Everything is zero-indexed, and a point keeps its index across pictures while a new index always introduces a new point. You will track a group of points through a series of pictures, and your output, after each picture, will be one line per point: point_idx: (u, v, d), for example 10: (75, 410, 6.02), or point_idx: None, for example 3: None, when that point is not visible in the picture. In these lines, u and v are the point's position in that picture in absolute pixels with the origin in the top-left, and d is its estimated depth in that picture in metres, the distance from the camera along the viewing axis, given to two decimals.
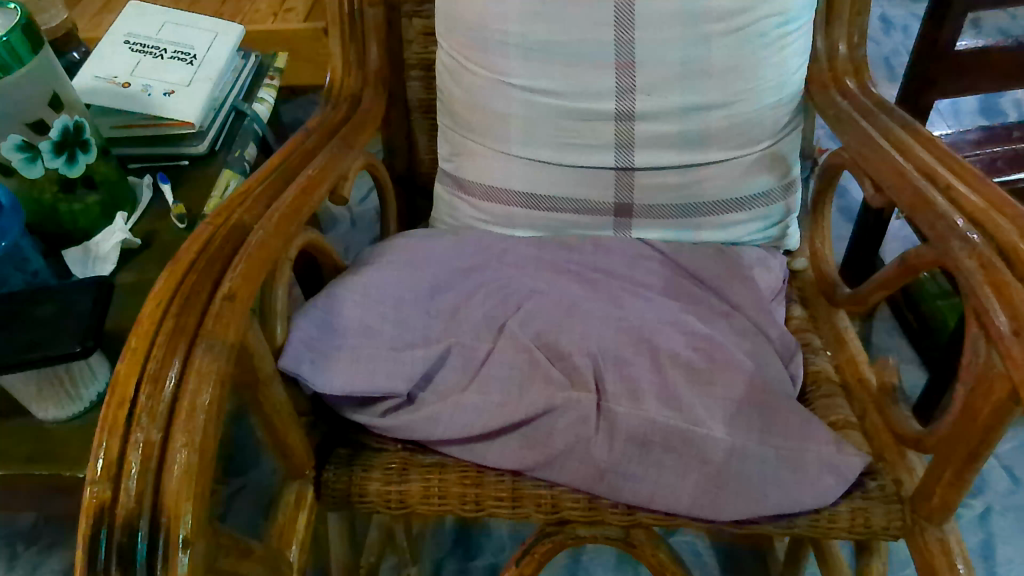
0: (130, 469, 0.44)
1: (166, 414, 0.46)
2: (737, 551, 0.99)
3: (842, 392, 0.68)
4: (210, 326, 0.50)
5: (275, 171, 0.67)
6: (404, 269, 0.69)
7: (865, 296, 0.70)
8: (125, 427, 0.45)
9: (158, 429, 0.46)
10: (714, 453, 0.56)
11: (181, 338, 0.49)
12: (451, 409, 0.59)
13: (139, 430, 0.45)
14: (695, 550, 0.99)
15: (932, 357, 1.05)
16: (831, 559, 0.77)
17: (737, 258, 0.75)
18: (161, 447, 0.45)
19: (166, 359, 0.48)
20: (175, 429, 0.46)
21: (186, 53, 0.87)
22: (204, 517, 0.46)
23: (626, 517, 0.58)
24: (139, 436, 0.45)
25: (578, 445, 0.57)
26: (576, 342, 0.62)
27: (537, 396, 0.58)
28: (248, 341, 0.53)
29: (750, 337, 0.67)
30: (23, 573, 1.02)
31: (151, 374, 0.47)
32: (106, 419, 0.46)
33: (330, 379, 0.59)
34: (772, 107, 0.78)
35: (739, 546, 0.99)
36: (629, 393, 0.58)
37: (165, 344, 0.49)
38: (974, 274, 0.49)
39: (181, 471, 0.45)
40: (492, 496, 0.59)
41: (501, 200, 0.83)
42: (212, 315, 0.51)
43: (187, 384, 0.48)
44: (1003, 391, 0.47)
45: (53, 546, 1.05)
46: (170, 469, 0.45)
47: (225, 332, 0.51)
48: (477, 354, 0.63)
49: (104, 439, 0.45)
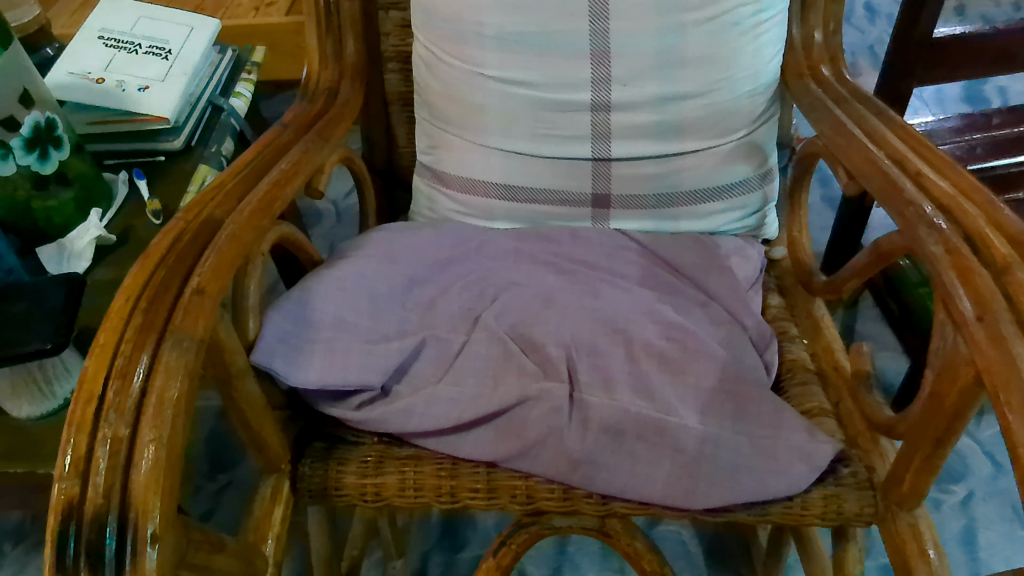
0: (98, 465, 0.44)
1: (134, 409, 0.46)
2: (722, 540, 0.99)
3: (818, 379, 0.69)
4: (180, 320, 0.50)
5: (249, 165, 0.67)
6: (380, 262, 0.68)
7: (840, 284, 0.70)
8: (93, 424, 0.45)
9: (126, 425, 0.45)
10: (686, 441, 0.56)
11: (150, 333, 0.49)
12: (425, 401, 0.59)
13: (107, 426, 0.45)
14: (679, 539, 0.99)
15: (914, 344, 1.06)
16: (810, 546, 0.77)
17: (714, 248, 0.75)
18: (129, 442, 0.45)
19: (134, 354, 0.48)
20: (143, 423, 0.46)
21: (161, 48, 0.87)
22: (173, 512, 0.46)
23: (600, 507, 0.58)
24: (107, 431, 0.45)
25: (553, 435, 0.57)
26: (552, 333, 0.62)
27: (511, 387, 0.58)
28: (218, 335, 0.53)
29: (725, 326, 0.67)
30: (10, 571, 1.02)
31: (119, 370, 0.47)
32: (74, 417, 0.46)
33: (304, 372, 0.59)
34: (747, 96, 0.78)
35: (724, 535, 1.00)
36: (603, 383, 0.59)
37: (133, 340, 0.48)
38: (941, 259, 0.50)
39: (150, 467, 0.45)
40: (468, 488, 0.59)
41: (479, 192, 0.83)
42: (181, 309, 0.51)
43: (155, 379, 0.47)
44: (969, 376, 0.47)
45: (40, 545, 1.05)
46: (138, 465, 0.44)
47: (194, 326, 0.50)
48: (452, 346, 0.63)
49: (71, 436, 0.45)
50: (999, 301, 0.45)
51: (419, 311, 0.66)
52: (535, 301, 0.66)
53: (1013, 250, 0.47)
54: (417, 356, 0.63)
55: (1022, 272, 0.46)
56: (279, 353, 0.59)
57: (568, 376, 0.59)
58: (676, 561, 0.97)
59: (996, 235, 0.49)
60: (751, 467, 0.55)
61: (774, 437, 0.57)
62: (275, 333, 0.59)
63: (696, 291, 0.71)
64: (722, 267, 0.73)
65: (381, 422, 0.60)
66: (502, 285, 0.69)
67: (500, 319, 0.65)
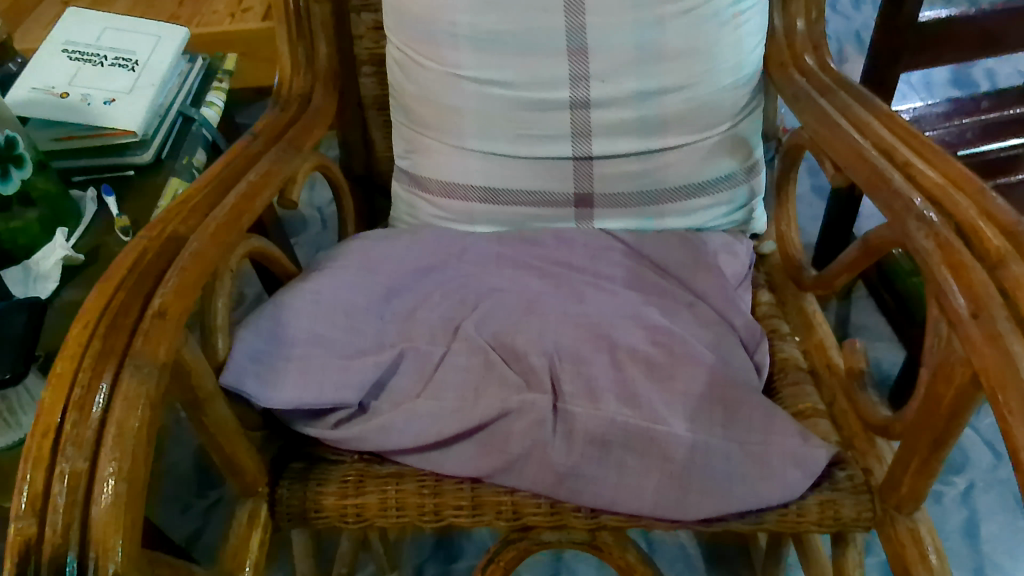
0: (56, 501, 0.41)
1: (94, 440, 0.44)
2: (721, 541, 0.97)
3: (811, 378, 0.67)
4: (141, 344, 0.48)
5: (216, 178, 0.65)
6: (357, 273, 0.66)
7: (831, 279, 0.68)
8: (50, 458, 0.43)
9: (85, 457, 0.43)
10: (675, 449, 0.54)
11: (109, 360, 0.47)
12: (404, 417, 0.57)
13: (65, 460, 0.42)
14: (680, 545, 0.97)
15: (908, 336, 1.04)
16: (809, 548, 0.76)
17: (701, 245, 0.73)
18: (89, 476, 0.43)
19: (93, 382, 0.46)
20: (103, 455, 0.43)
21: (127, 60, 0.85)
22: (137, 549, 0.43)
23: (589, 521, 0.56)
24: (65, 465, 0.42)
25: (538, 448, 0.55)
26: (534, 342, 0.60)
27: (493, 400, 0.56)
28: (183, 358, 0.51)
29: (713, 327, 0.65)
30: None
31: (77, 401, 0.45)
32: (30, 451, 0.43)
33: (277, 393, 0.57)
34: (729, 89, 0.76)
35: (726, 541, 0.97)
36: (587, 392, 0.56)
37: (92, 367, 0.46)
38: (931, 254, 0.48)
39: (110, 503, 0.42)
40: (452, 506, 0.57)
41: (460, 196, 0.81)
42: (141, 334, 0.49)
43: (116, 407, 0.45)
44: (965, 376, 0.45)
45: None
46: (98, 500, 0.42)
47: (155, 350, 0.48)
48: (431, 359, 0.61)
49: (27, 472, 0.42)
50: (995, 298, 0.43)
51: (397, 323, 0.64)
52: (516, 309, 0.64)
53: (1007, 242, 0.45)
54: (395, 369, 0.60)
55: (1017, 265, 0.44)
56: (251, 372, 0.56)
57: (553, 386, 0.57)
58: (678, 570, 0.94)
59: (989, 226, 0.47)
60: (742, 473, 0.54)
61: (766, 442, 0.55)
62: (247, 351, 0.57)
63: (683, 291, 0.69)
64: (708, 266, 0.71)
65: (359, 439, 0.57)
66: (482, 293, 0.67)
67: (480, 328, 0.63)
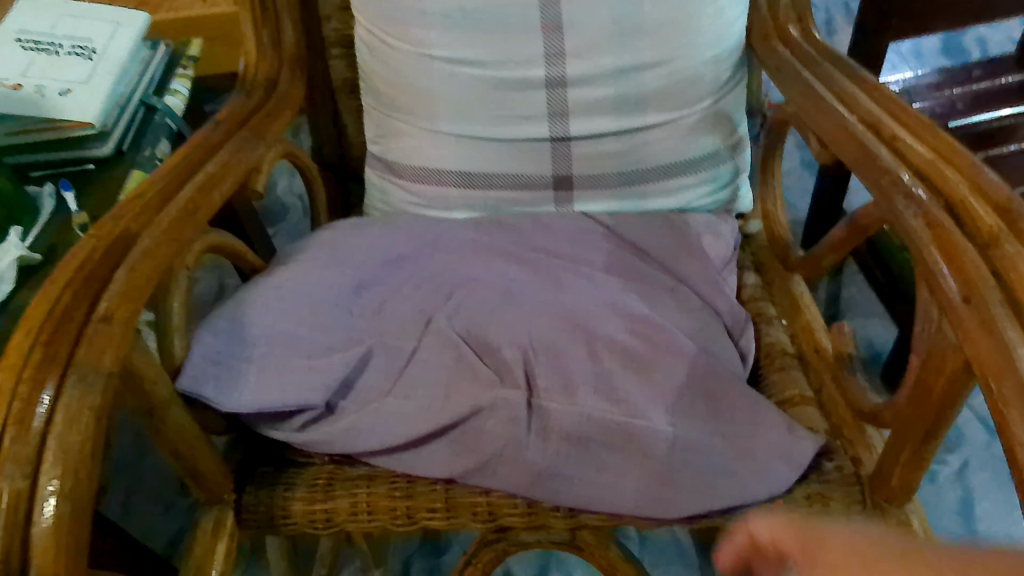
0: None
1: (35, 457, 0.41)
2: None
3: (798, 364, 0.64)
4: (84, 352, 0.45)
5: (172, 170, 0.61)
6: (325, 266, 0.63)
7: (818, 259, 0.65)
8: None
9: (25, 476, 0.40)
10: (655, 444, 0.52)
11: (51, 370, 0.44)
12: (372, 418, 0.55)
13: (3, 478, 0.39)
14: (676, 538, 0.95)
15: (900, 314, 1.02)
16: None
17: (684, 226, 0.70)
18: (30, 495, 0.40)
19: (33, 394, 0.42)
20: (44, 473, 0.41)
21: (84, 48, 0.81)
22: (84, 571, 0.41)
23: (568, 520, 0.54)
24: (3, 484, 0.39)
25: (511, 447, 0.52)
26: (509, 335, 0.57)
27: (464, 397, 0.54)
28: (133, 365, 0.48)
29: (696, 313, 0.62)
30: None
31: (16, 415, 0.41)
32: None
33: (239, 396, 0.54)
34: (711, 63, 0.73)
35: None
36: (563, 387, 0.54)
37: (32, 377, 0.43)
38: (920, 234, 0.45)
39: (53, 524, 0.39)
40: (425, 509, 0.55)
41: (434, 181, 0.78)
42: (86, 341, 0.46)
43: (58, 421, 0.42)
44: (956, 364, 0.42)
45: None
46: (39, 521, 0.39)
47: (100, 359, 0.45)
48: (403, 355, 0.58)
49: None
50: (988, 281, 0.40)
51: (368, 316, 0.61)
52: (491, 299, 0.61)
53: (1000, 220, 0.43)
54: (365, 366, 0.58)
55: (1011, 245, 0.41)
56: (214, 373, 0.54)
57: (528, 381, 0.54)
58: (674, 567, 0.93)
59: (981, 203, 0.44)
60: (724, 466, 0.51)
61: (748, 433, 0.53)
62: (206, 354, 0.55)
63: (665, 274, 0.67)
64: (692, 248, 0.68)
65: (327, 441, 0.55)
66: (457, 283, 0.64)
67: (453, 320, 0.60)
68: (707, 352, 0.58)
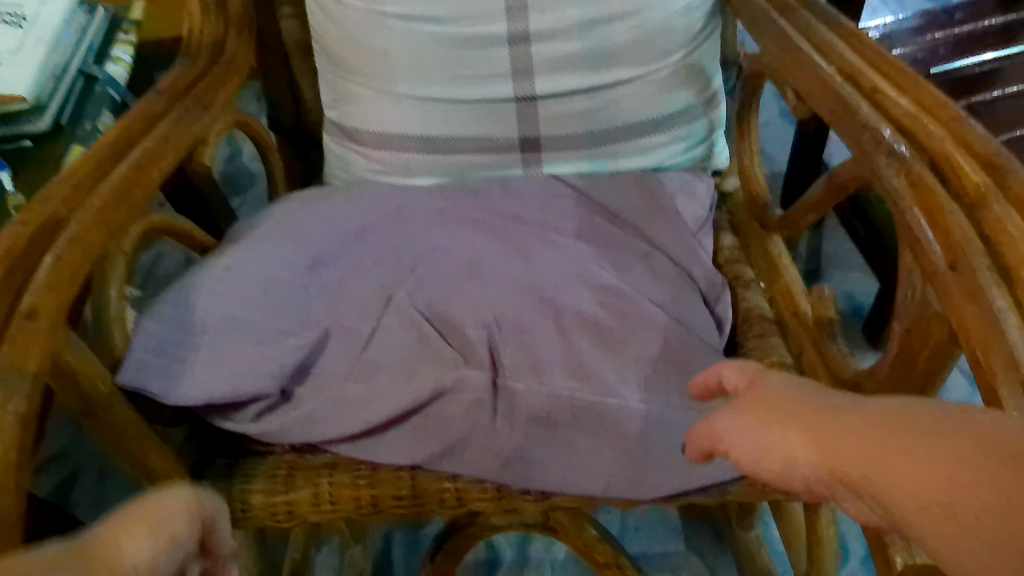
0: None
1: None
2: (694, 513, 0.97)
3: (777, 329, 0.62)
4: (6, 353, 0.41)
5: (108, 144, 0.57)
6: (278, 243, 0.60)
7: (797, 219, 0.62)
8: None
9: None
10: (625, 422, 0.50)
11: None
12: (331, 404, 0.52)
13: None
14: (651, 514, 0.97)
15: (880, 267, 1.00)
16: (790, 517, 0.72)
17: (657, 187, 0.67)
18: None
19: None
20: None
21: (15, 15, 0.77)
22: None
23: (540, 503, 0.52)
24: None
25: (477, 430, 0.50)
26: (474, 313, 0.54)
27: (426, 378, 0.51)
28: (64, 363, 0.45)
29: (670, 281, 0.60)
30: None
31: None
32: None
33: (187, 387, 0.51)
34: (683, 13, 0.68)
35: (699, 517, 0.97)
36: (530, 365, 0.52)
37: None
38: (903, 195, 0.42)
39: None
40: (391, 496, 0.52)
41: (395, 147, 0.73)
42: (8, 341, 0.42)
43: None
44: (941, 333, 0.40)
45: None
46: None
47: (25, 359, 0.42)
48: (364, 335, 0.55)
49: None
50: (975, 246, 0.38)
51: (326, 294, 0.58)
52: (456, 271, 0.58)
53: (986, 178, 0.40)
54: (324, 348, 0.55)
55: (999, 206, 0.39)
56: (163, 364, 0.51)
57: (493, 361, 0.52)
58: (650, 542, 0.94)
59: (968, 160, 0.41)
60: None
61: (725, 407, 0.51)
62: (150, 344, 0.52)
63: (638, 237, 0.64)
64: (666, 209, 0.65)
65: (285, 430, 0.52)
66: (421, 254, 0.60)
67: (415, 296, 0.57)
68: (680, 321, 0.56)
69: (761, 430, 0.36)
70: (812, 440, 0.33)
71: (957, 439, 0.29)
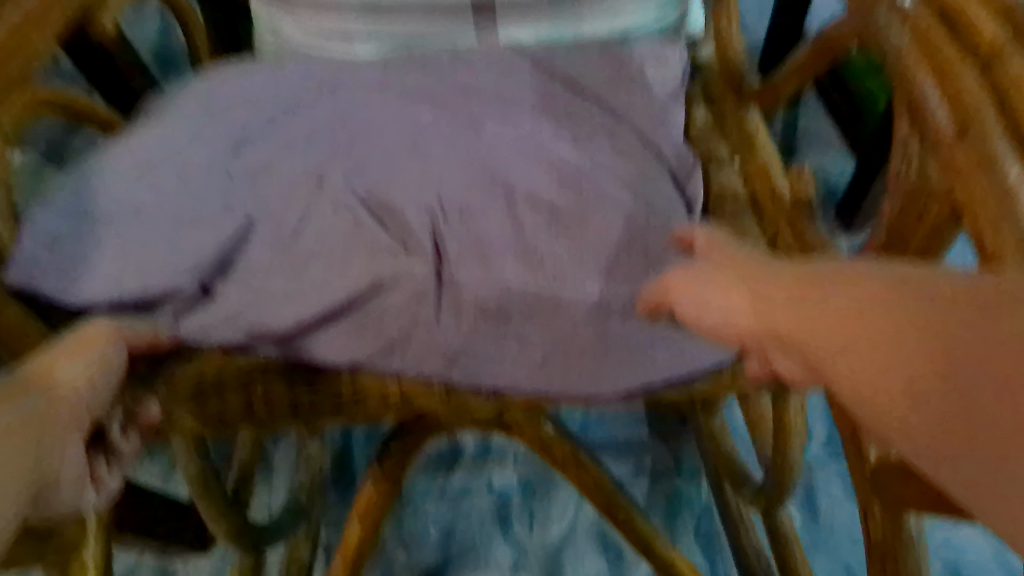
0: None
1: None
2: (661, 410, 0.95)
3: (751, 212, 0.57)
4: None
5: None
6: (194, 125, 0.53)
7: (777, 87, 0.56)
8: None
9: None
10: (582, 312, 0.46)
11: None
12: (255, 300, 0.46)
13: None
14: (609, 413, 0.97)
15: (857, 146, 0.95)
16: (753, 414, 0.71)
17: (625, 55, 0.59)
18: None
19: None
20: None
21: None
22: None
23: (493, 402, 0.47)
24: None
25: (418, 323, 0.46)
26: (417, 197, 0.49)
27: (361, 266, 0.46)
28: None
29: (637, 155, 0.53)
30: None
31: None
32: None
33: (92, 285, 0.47)
34: None
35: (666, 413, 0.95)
36: (476, 251, 0.47)
37: None
38: (905, 52, 0.37)
39: None
40: (330, 399, 0.47)
41: (329, 11, 0.64)
42: None
43: None
44: (941, 210, 0.35)
45: None
46: None
47: None
48: (294, 225, 0.48)
49: None
50: (987, 109, 0.33)
51: (249, 178, 0.50)
52: (399, 149, 0.51)
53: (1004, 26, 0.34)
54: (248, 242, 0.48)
55: (1019, 57, 0.33)
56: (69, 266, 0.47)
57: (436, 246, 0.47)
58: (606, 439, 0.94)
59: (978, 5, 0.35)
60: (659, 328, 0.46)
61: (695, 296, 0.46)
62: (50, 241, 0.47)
63: (606, 111, 0.56)
64: (636, 81, 0.58)
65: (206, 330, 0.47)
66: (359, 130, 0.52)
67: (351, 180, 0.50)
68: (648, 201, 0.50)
69: (714, 282, 0.39)
70: (749, 299, 0.37)
71: (891, 310, 0.32)
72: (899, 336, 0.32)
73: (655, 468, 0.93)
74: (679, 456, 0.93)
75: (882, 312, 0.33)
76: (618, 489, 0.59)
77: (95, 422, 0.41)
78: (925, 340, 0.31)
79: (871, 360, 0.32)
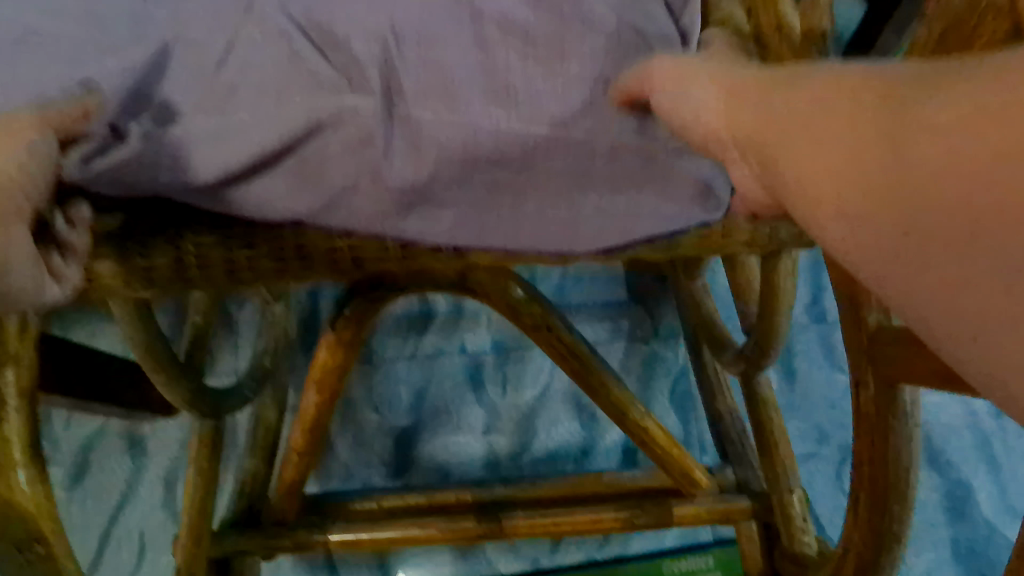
0: None
1: None
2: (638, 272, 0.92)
3: (756, 49, 0.48)
4: None
5: None
6: None
7: None
8: None
9: None
10: (557, 158, 0.39)
11: None
12: (172, 143, 0.38)
13: None
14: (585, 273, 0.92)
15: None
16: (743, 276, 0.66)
17: None
18: None
19: None
20: None
21: None
22: None
23: (454, 261, 0.43)
24: None
25: (364, 170, 0.39)
26: (365, 20, 0.40)
27: (297, 105, 0.39)
28: None
29: None
30: None
31: None
32: None
33: None
34: None
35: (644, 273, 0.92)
36: (443, 90, 0.39)
37: None
38: None
39: None
40: (272, 258, 0.42)
41: None
42: None
43: None
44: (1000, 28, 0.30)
45: None
46: None
47: None
48: (215, 52, 0.40)
49: None
50: None
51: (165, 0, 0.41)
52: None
53: None
54: (160, 75, 0.40)
55: None
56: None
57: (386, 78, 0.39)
58: (577, 303, 0.91)
59: None
60: (644, 181, 0.40)
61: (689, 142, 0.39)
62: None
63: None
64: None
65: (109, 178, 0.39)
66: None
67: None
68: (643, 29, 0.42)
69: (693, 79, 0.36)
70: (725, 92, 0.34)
71: (869, 89, 0.28)
72: (864, 105, 0.28)
73: (632, 330, 0.90)
74: (657, 320, 0.90)
75: (868, 105, 0.28)
76: (591, 353, 0.55)
77: (37, 213, 0.36)
78: (888, 137, 0.26)
79: (830, 155, 0.28)
